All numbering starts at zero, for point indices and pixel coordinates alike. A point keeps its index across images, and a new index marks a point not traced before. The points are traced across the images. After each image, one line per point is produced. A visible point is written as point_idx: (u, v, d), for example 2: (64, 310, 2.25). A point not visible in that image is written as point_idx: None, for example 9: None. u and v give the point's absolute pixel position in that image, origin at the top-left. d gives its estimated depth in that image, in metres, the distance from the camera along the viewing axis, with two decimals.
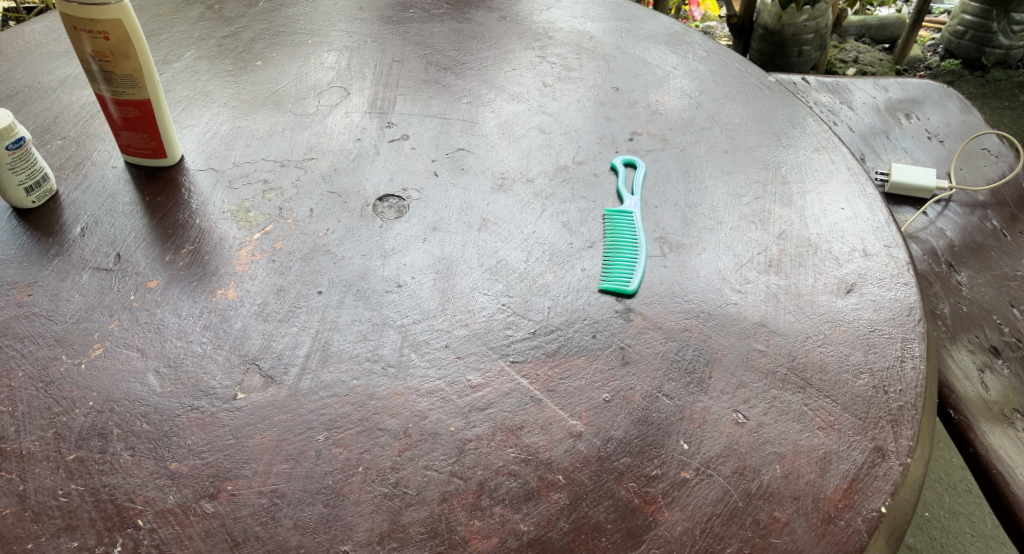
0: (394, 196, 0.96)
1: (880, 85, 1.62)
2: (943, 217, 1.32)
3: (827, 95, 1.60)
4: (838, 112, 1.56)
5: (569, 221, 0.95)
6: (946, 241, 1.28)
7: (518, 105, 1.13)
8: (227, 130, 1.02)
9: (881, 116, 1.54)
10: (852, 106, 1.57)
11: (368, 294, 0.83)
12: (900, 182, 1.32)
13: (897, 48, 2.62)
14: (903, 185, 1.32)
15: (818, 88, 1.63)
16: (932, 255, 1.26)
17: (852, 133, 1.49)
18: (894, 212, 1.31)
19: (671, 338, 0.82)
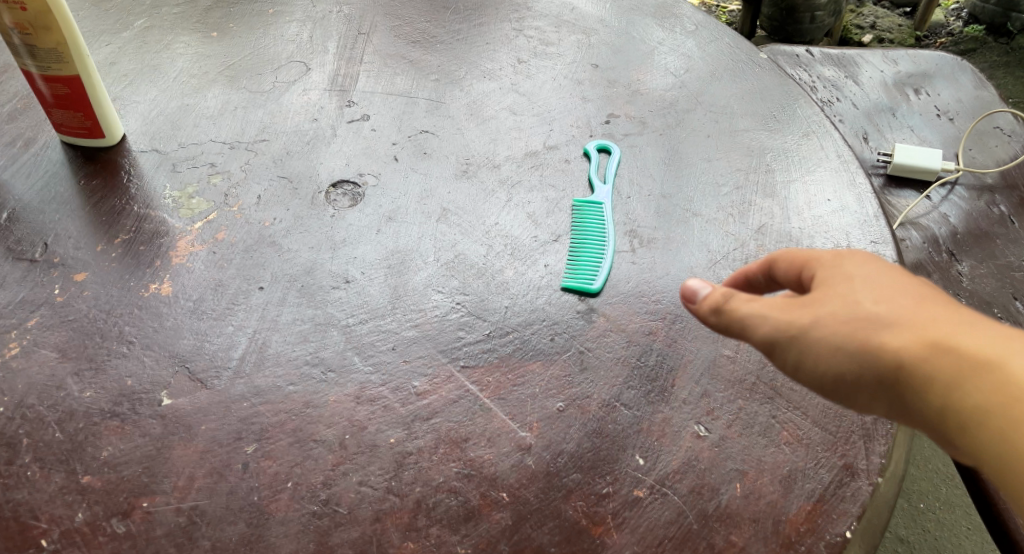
0: (349, 182, 0.90)
1: (891, 55, 1.51)
2: (948, 201, 1.24)
3: (831, 68, 1.50)
4: (842, 88, 1.46)
5: (534, 211, 0.90)
6: (948, 228, 1.21)
7: (489, 83, 1.06)
8: (174, 107, 0.96)
9: (890, 92, 1.44)
10: (859, 80, 1.46)
11: (313, 290, 0.78)
12: (903, 165, 1.25)
13: (917, 13, 2.49)
14: (907, 167, 1.25)
15: (822, 60, 1.52)
16: (932, 243, 1.19)
17: (853, 112, 1.40)
18: (893, 196, 1.25)
19: (634, 342, 0.77)
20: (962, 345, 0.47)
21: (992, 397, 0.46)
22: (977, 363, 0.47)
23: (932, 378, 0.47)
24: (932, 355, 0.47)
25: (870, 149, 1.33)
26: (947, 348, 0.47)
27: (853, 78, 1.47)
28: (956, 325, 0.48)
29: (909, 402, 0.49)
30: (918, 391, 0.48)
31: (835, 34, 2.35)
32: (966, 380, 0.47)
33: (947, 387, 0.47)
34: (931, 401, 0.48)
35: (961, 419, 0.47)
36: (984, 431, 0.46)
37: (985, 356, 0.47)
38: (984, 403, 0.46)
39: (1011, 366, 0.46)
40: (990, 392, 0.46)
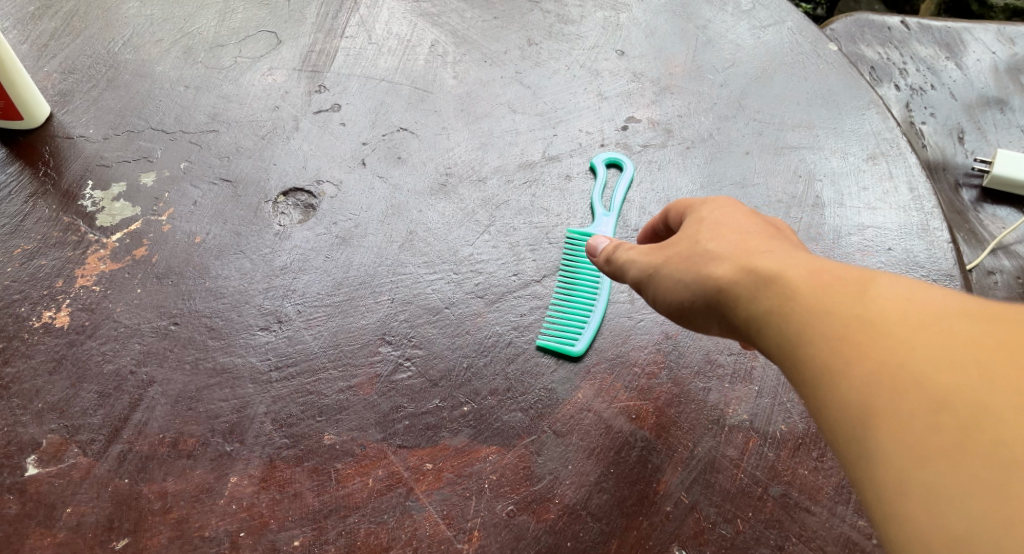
0: (303, 191, 0.76)
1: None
2: None
3: (933, 45, 1.08)
4: (941, 78, 1.05)
5: (518, 241, 0.74)
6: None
7: (488, 69, 0.88)
8: (115, 84, 0.84)
9: (1011, 86, 1.04)
10: (967, 66, 1.06)
11: (235, 331, 0.65)
12: (1002, 177, 0.96)
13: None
14: (1005, 181, 0.95)
15: (920, 36, 1.08)
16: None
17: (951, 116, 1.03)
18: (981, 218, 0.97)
19: (615, 428, 0.63)
20: (804, 270, 0.44)
21: (837, 331, 0.40)
22: (821, 300, 0.41)
23: (768, 303, 0.44)
24: (769, 283, 0.44)
25: (964, 153, 1.01)
26: (785, 274, 0.44)
27: (960, 61, 1.06)
28: (806, 258, 0.45)
29: (756, 333, 0.45)
30: (759, 317, 0.44)
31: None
32: (805, 307, 0.42)
33: (784, 312, 0.43)
34: (769, 329, 0.44)
35: (812, 390, 0.40)
36: (828, 399, 0.39)
37: (828, 280, 0.42)
38: (823, 328, 0.40)
39: (852, 293, 0.41)
40: (830, 316, 0.40)
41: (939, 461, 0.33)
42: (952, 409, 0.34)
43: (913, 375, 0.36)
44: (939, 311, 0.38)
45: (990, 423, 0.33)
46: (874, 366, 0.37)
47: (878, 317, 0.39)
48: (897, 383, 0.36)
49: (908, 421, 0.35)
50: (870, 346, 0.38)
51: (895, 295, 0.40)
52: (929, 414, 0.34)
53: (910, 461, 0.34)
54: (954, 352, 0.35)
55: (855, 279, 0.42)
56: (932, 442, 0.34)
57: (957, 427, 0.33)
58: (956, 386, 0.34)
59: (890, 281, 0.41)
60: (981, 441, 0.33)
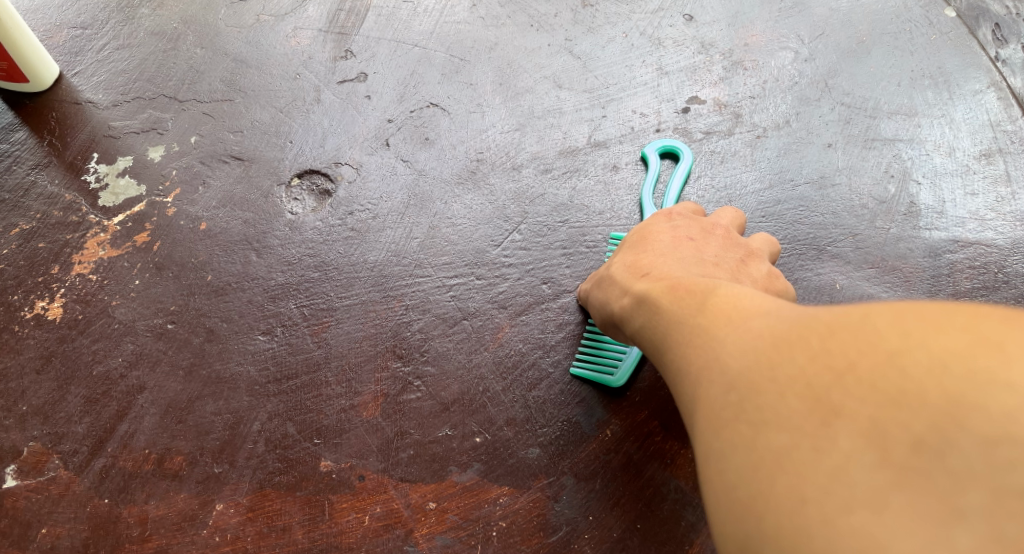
0: (320, 174, 0.69)
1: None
2: None
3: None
4: None
5: (553, 244, 0.65)
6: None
7: (535, 35, 0.77)
8: (129, 42, 0.77)
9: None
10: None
11: (234, 334, 0.60)
12: None
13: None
14: None
15: None
16: None
17: None
18: None
19: (646, 477, 0.55)
20: (674, 284, 0.44)
21: (682, 338, 0.40)
22: (681, 310, 0.41)
23: (645, 317, 0.45)
24: (646, 298, 0.46)
25: None
26: (661, 287, 0.45)
27: None
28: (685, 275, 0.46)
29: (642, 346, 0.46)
30: (640, 330, 0.46)
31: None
32: (669, 319, 0.42)
33: (657, 326, 0.44)
34: (648, 342, 0.45)
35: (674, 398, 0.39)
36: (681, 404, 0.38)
37: (688, 291, 0.42)
38: (676, 334, 0.40)
39: (699, 301, 0.41)
40: (680, 321, 0.41)
41: (723, 437, 0.31)
42: (735, 386, 0.32)
43: (716, 364, 0.34)
44: (761, 308, 0.36)
45: (757, 393, 0.30)
46: (698, 362, 0.36)
47: (711, 319, 0.38)
48: (706, 374, 0.35)
49: (708, 407, 0.33)
50: (697, 348, 0.37)
51: (731, 297, 0.39)
52: (721, 396, 0.32)
53: (708, 449, 0.32)
54: (746, 337, 0.34)
55: (708, 289, 0.41)
56: (718, 424, 0.32)
57: (734, 404, 0.31)
58: (741, 365, 0.32)
59: (732, 289, 0.40)
60: (754, 414, 0.30)
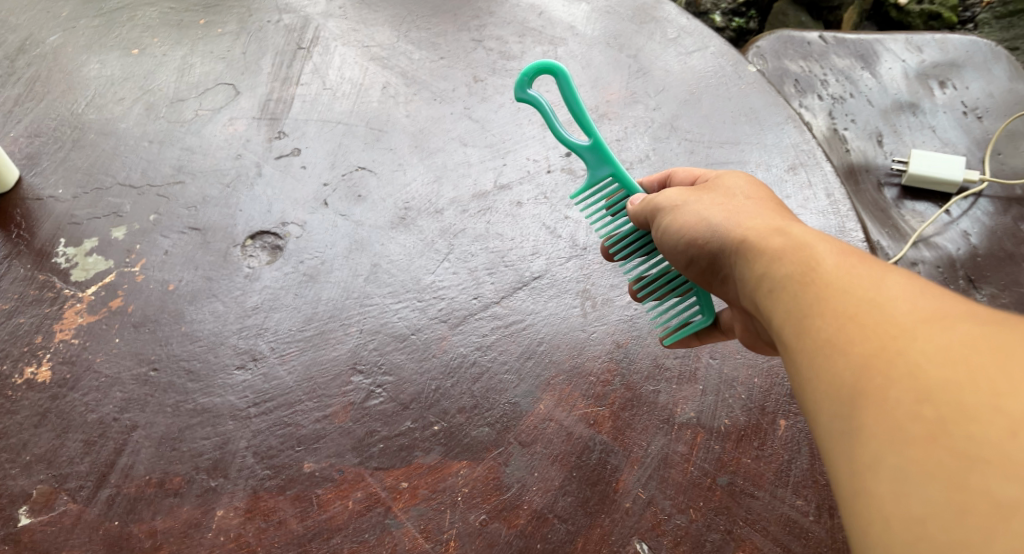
0: (270, 234, 0.80)
1: (935, 37, 1.17)
2: (969, 217, 1.04)
3: (849, 57, 1.16)
4: (859, 86, 1.14)
5: (477, 267, 0.78)
6: (968, 252, 1.01)
7: (439, 107, 0.93)
8: (81, 143, 0.88)
9: (920, 92, 1.13)
10: (882, 77, 1.15)
11: (212, 372, 0.69)
12: (920, 175, 1.03)
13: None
14: (924, 178, 1.03)
15: (838, 47, 1.17)
16: (946, 266, 1.01)
17: (869, 111, 1.12)
18: (902, 214, 1.05)
19: (576, 436, 0.68)
20: (813, 249, 0.52)
21: (839, 318, 0.46)
22: (837, 288, 0.48)
23: (787, 268, 0.52)
24: (791, 251, 0.53)
25: (884, 155, 1.09)
26: (810, 256, 0.51)
27: (874, 70, 1.15)
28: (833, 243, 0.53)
29: (759, 277, 0.54)
30: (770, 275, 0.53)
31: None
32: (818, 289, 0.49)
33: (795, 288, 0.50)
34: (780, 300, 0.51)
35: (807, 370, 0.46)
36: (821, 378, 0.45)
37: (838, 276, 0.49)
38: (830, 312, 0.47)
39: (858, 284, 0.47)
40: (836, 302, 0.47)
41: (913, 449, 0.38)
42: (931, 401, 0.39)
43: (905, 364, 0.41)
44: (937, 314, 0.43)
45: (965, 419, 0.37)
46: (872, 352, 0.43)
47: (881, 313, 0.45)
48: (889, 372, 0.41)
49: (888, 410, 0.40)
50: (864, 333, 0.44)
51: (904, 300, 0.45)
52: (911, 406, 0.39)
53: (884, 450, 0.39)
54: (943, 350, 0.40)
55: (863, 277, 0.48)
56: (906, 432, 0.39)
57: (934, 421, 0.38)
58: (942, 380, 0.39)
59: (891, 285, 0.46)
60: (950, 439, 0.37)
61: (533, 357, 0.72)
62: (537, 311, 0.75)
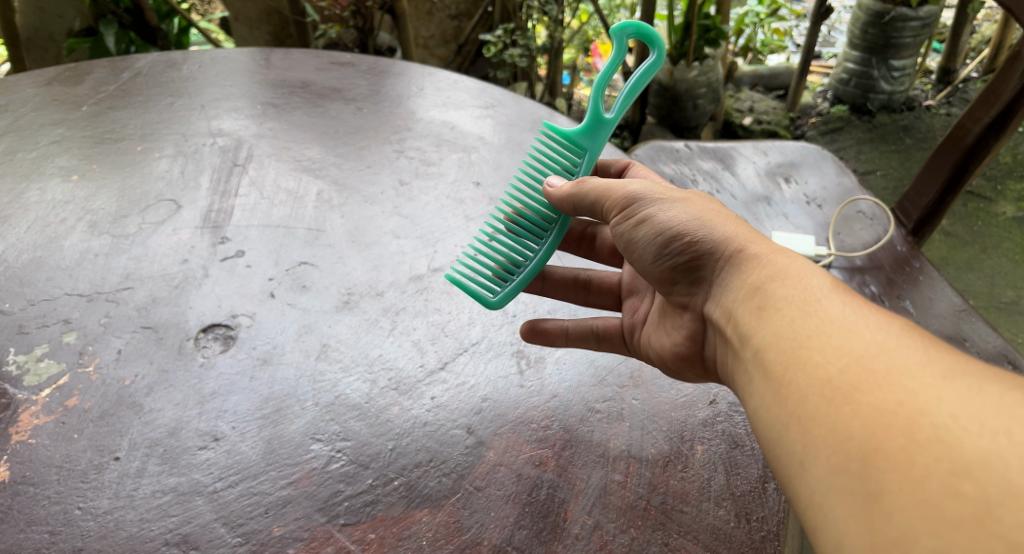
0: (221, 326, 0.86)
1: (775, 146, 1.45)
2: None
3: (712, 161, 1.40)
4: (723, 183, 1.36)
5: (420, 338, 0.87)
6: None
7: (370, 208, 1.04)
8: (26, 261, 0.92)
9: (771, 185, 1.37)
10: (739, 174, 1.38)
11: (176, 454, 0.72)
12: None
13: (789, 94, 2.65)
14: None
15: (701, 154, 1.42)
16: None
17: (735, 201, 1.32)
18: None
19: (524, 476, 0.74)
20: (810, 286, 0.61)
21: (850, 365, 0.53)
22: (843, 331, 0.56)
23: (784, 287, 0.62)
24: (791, 273, 0.62)
25: None
26: (813, 290, 0.60)
27: (733, 170, 1.39)
28: (838, 298, 0.59)
29: (754, 285, 0.63)
30: (768, 289, 0.62)
31: (722, 118, 2.53)
32: (828, 333, 0.56)
33: (795, 313, 0.59)
34: (778, 321, 0.60)
35: (820, 422, 0.52)
36: (835, 433, 0.51)
37: (841, 316, 0.57)
38: (848, 367, 0.53)
39: (868, 332, 0.55)
40: (851, 361, 0.53)
41: (954, 527, 0.43)
42: (970, 477, 0.44)
43: (934, 433, 0.47)
44: (959, 383, 0.49)
45: (1013, 502, 0.43)
46: (895, 410, 0.49)
47: (901, 376, 0.51)
48: (919, 439, 0.47)
49: (920, 478, 0.46)
50: (884, 391, 0.50)
51: (917, 364, 0.51)
52: (945, 477, 0.45)
53: (921, 526, 0.44)
54: (977, 424, 0.46)
55: (871, 333, 0.55)
56: (948, 511, 0.44)
57: (976, 499, 0.44)
58: (972, 450, 0.45)
59: (907, 348, 0.53)
60: (997, 524, 0.42)
61: (479, 413, 0.79)
62: (477, 372, 0.84)
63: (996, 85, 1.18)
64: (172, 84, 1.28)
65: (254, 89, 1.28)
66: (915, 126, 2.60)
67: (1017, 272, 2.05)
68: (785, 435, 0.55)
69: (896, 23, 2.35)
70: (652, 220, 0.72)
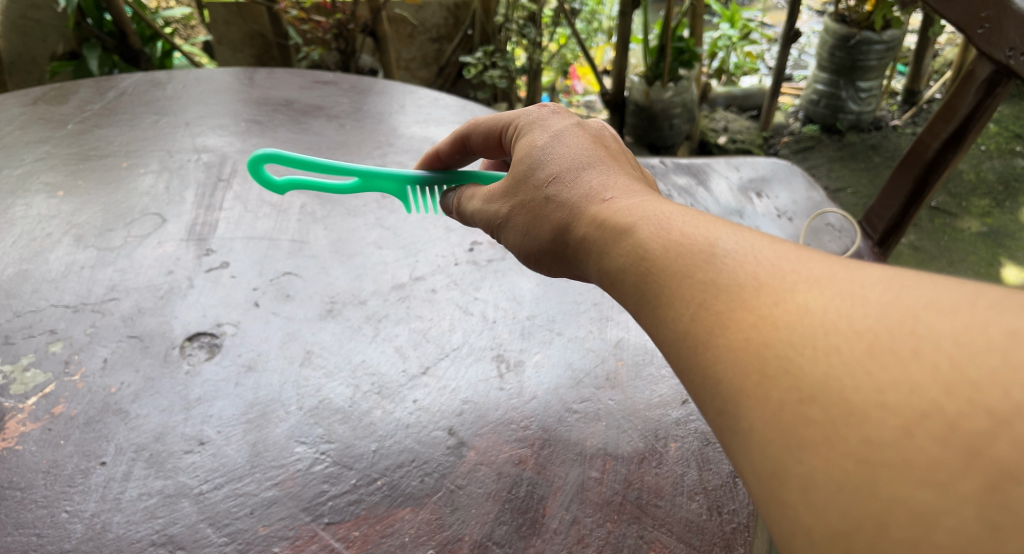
0: (206, 334, 0.88)
1: (747, 163, 1.50)
2: None
3: (686, 177, 1.44)
4: (696, 198, 1.40)
5: (402, 344, 0.89)
6: None
7: (353, 220, 1.07)
8: (13, 274, 0.94)
9: (743, 200, 1.41)
10: (713, 189, 1.43)
11: (162, 458, 0.74)
12: None
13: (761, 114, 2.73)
14: None
15: (675, 170, 1.46)
16: None
17: None
18: None
19: (504, 474, 0.76)
20: (645, 223, 0.55)
21: (697, 311, 0.46)
22: (682, 273, 0.48)
23: (623, 236, 0.56)
24: (626, 226, 0.56)
25: None
26: (645, 233, 0.54)
27: (706, 186, 1.43)
28: (671, 230, 0.52)
29: (601, 242, 0.58)
30: (608, 258, 0.56)
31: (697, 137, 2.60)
32: (667, 274, 0.49)
33: (642, 269, 0.52)
34: (624, 275, 0.54)
35: (685, 375, 0.45)
36: (699, 383, 0.44)
37: (682, 255, 0.50)
38: (687, 309, 0.46)
39: (700, 264, 0.48)
40: (690, 300, 0.47)
41: (811, 459, 0.37)
42: (814, 401, 0.37)
43: (779, 362, 0.39)
44: (793, 297, 0.41)
45: (854, 419, 0.36)
46: (736, 345, 0.42)
47: (738, 305, 0.43)
48: (768, 373, 0.40)
49: (772, 413, 0.39)
50: (725, 324, 0.43)
51: (753, 283, 0.44)
52: (794, 408, 0.38)
53: (783, 462, 0.38)
54: (812, 343, 0.39)
55: (706, 264, 0.47)
56: (803, 443, 0.37)
57: (825, 425, 0.36)
58: (813, 370, 0.38)
59: (741, 269, 0.46)
60: (849, 445, 0.35)
61: (460, 415, 0.81)
62: (458, 376, 0.86)
63: (952, 103, 1.23)
64: (157, 102, 1.31)
65: (238, 107, 1.30)
66: (882, 145, 2.69)
67: None
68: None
69: (860, 47, 2.44)
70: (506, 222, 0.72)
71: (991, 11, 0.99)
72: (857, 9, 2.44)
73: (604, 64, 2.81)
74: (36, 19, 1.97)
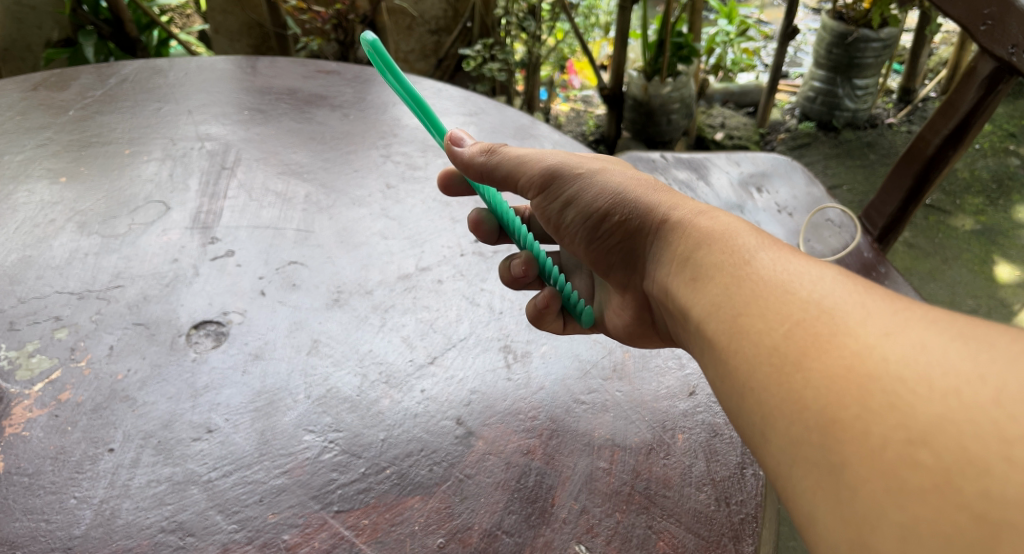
0: (213, 322, 0.87)
1: (748, 156, 1.50)
2: None
3: (687, 171, 1.43)
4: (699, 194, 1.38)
5: (409, 334, 0.89)
6: None
7: (359, 210, 1.06)
8: (16, 261, 0.93)
9: (743, 195, 1.41)
10: (714, 183, 1.42)
11: (171, 445, 0.74)
12: None
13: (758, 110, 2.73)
14: None
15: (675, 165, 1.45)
16: None
17: None
18: None
19: (513, 464, 0.76)
20: (739, 243, 0.62)
21: (792, 329, 0.51)
22: (779, 293, 0.54)
23: (714, 255, 0.63)
24: (717, 238, 0.64)
25: None
26: (744, 253, 0.60)
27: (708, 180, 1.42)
28: (769, 258, 0.59)
29: (687, 256, 0.66)
30: (697, 257, 0.64)
31: (695, 133, 2.60)
32: (766, 297, 0.55)
33: (729, 279, 0.59)
34: (712, 291, 0.60)
35: (773, 391, 0.50)
36: (792, 403, 0.48)
37: (774, 275, 0.56)
38: (786, 334, 0.51)
39: (802, 290, 0.53)
40: (791, 327, 0.51)
41: (917, 503, 0.39)
42: (927, 445, 0.40)
43: (886, 398, 0.43)
44: (904, 337, 0.45)
45: (974, 470, 0.38)
46: (840, 374, 0.45)
47: (843, 336, 0.48)
48: (873, 406, 0.43)
49: (877, 448, 0.42)
50: (829, 354, 0.47)
51: (859, 320, 0.48)
52: (902, 447, 0.41)
53: (884, 499, 0.41)
54: (926, 384, 0.42)
55: (808, 291, 0.53)
56: (909, 484, 0.40)
57: (935, 469, 0.39)
58: (929, 415, 0.41)
59: (847, 304, 0.50)
60: (961, 495, 0.38)
61: (468, 404, 0.81)
62: (466, 366, 0.86)
63: (953, 99, 1.23)
64: (158, 90, 1.30)
65: (240, 96, 1.29)
66: (878, 142, 2.70)
67: (977, 281, 2.13)
68: (741, 407, 0.53)
69: (858, 44, 2.45)
70: (575, 202, 0.80)
71: (993, 8, 0.99)
72: (854, 6, 2.44)
73: (603, 59, 2.81)
74: (31, 6, 1.95)
